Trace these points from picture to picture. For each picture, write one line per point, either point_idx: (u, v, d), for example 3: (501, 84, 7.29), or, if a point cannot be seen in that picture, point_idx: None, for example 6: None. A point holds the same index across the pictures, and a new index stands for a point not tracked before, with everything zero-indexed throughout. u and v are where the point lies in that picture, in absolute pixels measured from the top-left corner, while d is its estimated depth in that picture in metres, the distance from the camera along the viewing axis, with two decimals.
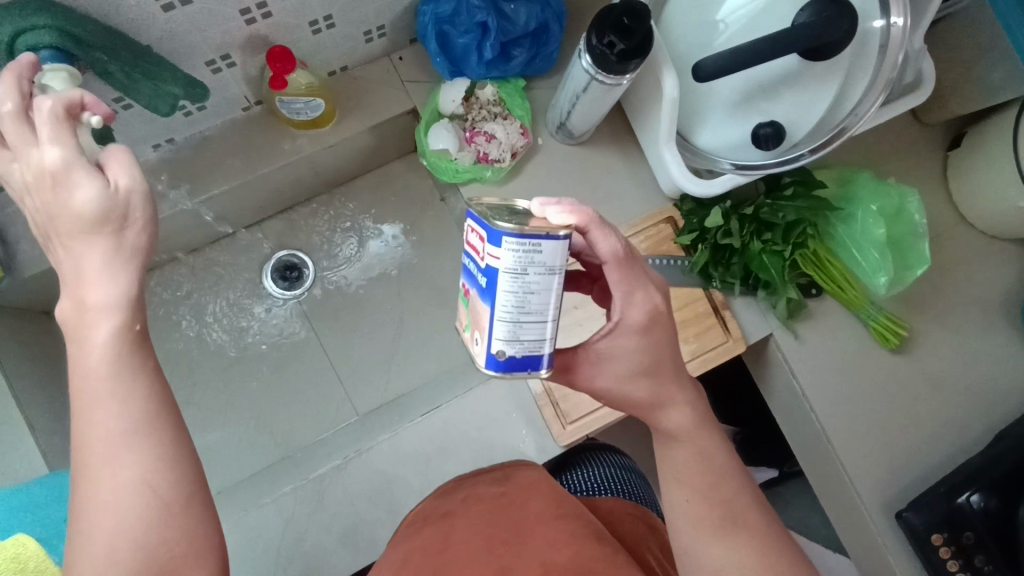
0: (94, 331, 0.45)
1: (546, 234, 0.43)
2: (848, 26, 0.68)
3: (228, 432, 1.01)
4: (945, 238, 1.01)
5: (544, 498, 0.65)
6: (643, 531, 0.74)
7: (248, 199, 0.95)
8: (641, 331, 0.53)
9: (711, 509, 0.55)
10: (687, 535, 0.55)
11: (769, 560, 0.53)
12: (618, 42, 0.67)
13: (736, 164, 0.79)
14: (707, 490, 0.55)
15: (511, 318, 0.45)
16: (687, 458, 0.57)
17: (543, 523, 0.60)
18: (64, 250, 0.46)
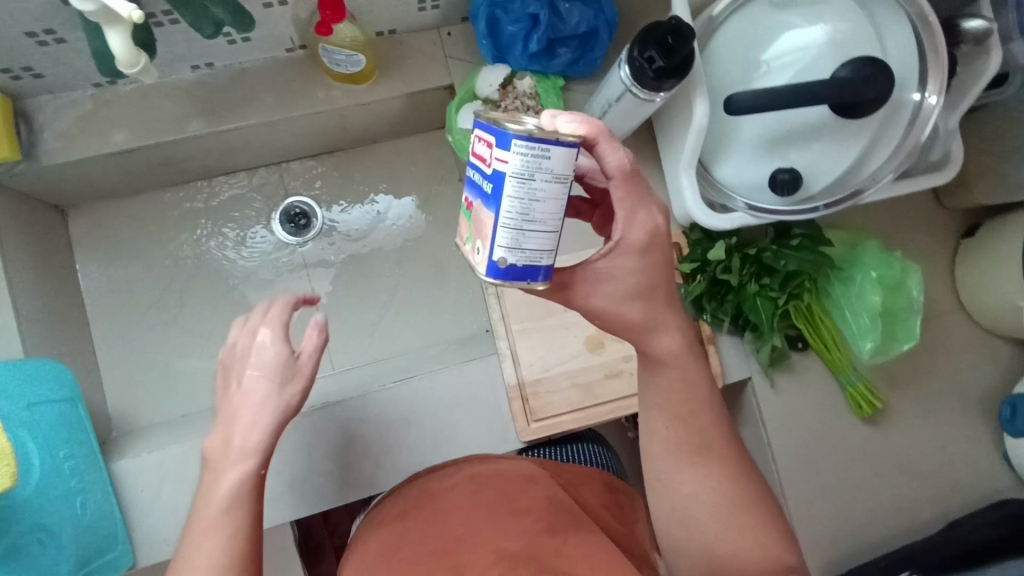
0: (228, 471, 0.57)
1: (556, 140, 0.44)
2: (884, 88, 0.70)
3: (204, 360, 1.02)
4: (939, 322, 1.02)
5: (494, 490, 0.66)
6: (600, 491, 0.75)
7: (273, 139, 0.96)
8: (643, 248, 0.54)
9: (688, 436, 0.60)
10: (663, 461, 0.61)
11: (736, 485, 0.59)
12: (659, 59, 0.68)
13: (750, 204, 0.80)
14: (685, 418, 0.61)
15: (515, 225, 0.46)
16: (672, 383, 0.61)
17: (496, 518, 0.62)
18: (231, 396, 0.58)
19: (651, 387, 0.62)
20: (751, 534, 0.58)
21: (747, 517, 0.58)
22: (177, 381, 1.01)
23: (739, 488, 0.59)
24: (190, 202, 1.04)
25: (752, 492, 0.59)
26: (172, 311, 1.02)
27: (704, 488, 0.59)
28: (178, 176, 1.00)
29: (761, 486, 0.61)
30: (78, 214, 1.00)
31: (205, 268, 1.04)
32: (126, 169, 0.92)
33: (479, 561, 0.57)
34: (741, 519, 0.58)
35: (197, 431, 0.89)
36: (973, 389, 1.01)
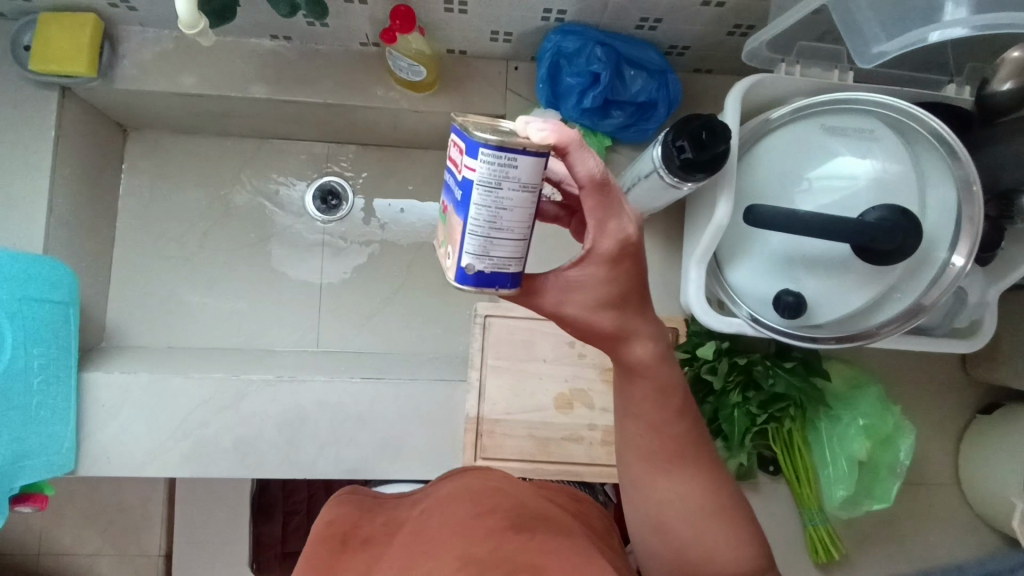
0: None
1: (523, 150, 0.43)
2: (909, 242, 0.67)
3: (205, 302, 1.07)
4: (927, 490, 0.96)
5: (462, 502, 0.63)
6: (564, 496, 0.72)
7: (327, 120, 1.01)
8: (618, 256, 0.51)
9: (663, 445, 0.62)
10: (639, 467, 0.64)
11: (711, 488, 0.63)
12: (688, 150, 0.68)
13: (752, 315, 0.78)
14: (660, 428, 0.61)
15: (482, 233, 0.46)
16: (647, 396, 0.60)
17: (463, 523, 0.59)
18: None
19: (625, 398, 0.61)
20: (724, 536, 0.62)
21: (720, 517, 0.62)
22: (175, 315, 1.06)
23: (711, 490, 0.63)
24: (239, 154, 1.09)
25: (724, 491, 0.63)
26: (191, 248, 1.08)
27: (679, 495, 0.62)
28: (234, 128, 1.05)
29: (730, 490, 0.64)
30: (139, 137, 1.07)
31: (234, 218, 1.09)
32: (189, 110, 0.99)
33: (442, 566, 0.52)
34: (716, 523, 0.62)
35: (172, 366, 0.93)
36: (941, 569, 0.95)
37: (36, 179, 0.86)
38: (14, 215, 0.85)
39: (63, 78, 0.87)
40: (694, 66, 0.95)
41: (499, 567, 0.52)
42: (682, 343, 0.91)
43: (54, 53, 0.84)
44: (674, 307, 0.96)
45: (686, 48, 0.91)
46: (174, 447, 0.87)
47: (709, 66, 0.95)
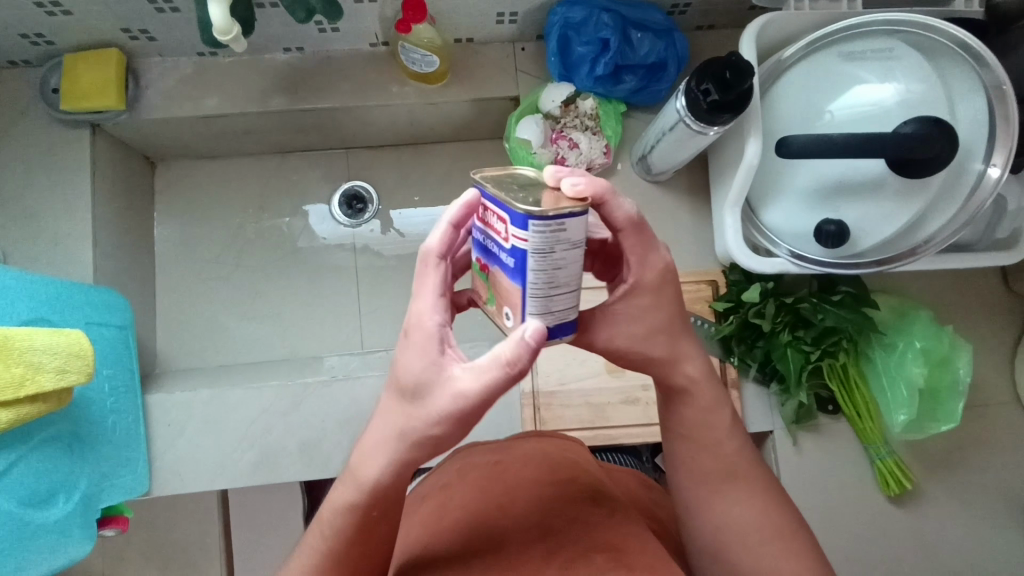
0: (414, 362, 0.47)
1: (569, 212, 0.42)
2: (948, 151, 0.68)
3: (248, 319, 1.09)
4: (991, 411, 0.96)
5: (537, 463, 0.65)
6: (636, 487, 0.70)
7: (345, 124, 1.03)
8: (660, 286, 0.53)
9: (715, 467, 0.60)
10: (694, 494, 0.60)
11: (771, 516, 0.58)
12: (714, 92, 0.69)
13: (792, 252, 0.79)
14: (712, 448, 0.60)
15: (542, 294, 0.44)
16: (695, 413, 0.59)
17: (536, 488, 0.62)
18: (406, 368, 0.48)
19: (673, 416, 0.61)
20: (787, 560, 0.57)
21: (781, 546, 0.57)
22: (220, 336, 1.08)
23: (772, 518, 0.58)
24: (262, 171, 1.12)
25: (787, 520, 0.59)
26: (228, 268, 1.10)
27: (742, 515, 0.58)
28: (256, 146, 1.08)
29: (793, 518, 0.59)
30: (165, 167, 1.10)
31: (266, 235, 1.11)
32: (212, 132, 1.01)
33: (522, 538, 0.56)
34: (785, 547, 0.57)
35: (228, 380, 0.95)
36: (1014, 488, 0.95)
37: (79, 214, 0.89)
38: (62, 250, 0.88)
39: (94, 114, 0.90)
40: (696, 23, 0.96)
41: (579, 542, 0.55)
42: (723, 293, 0.93)
43: (82, 91, 0.87)
44: (710, 261, 0.96)
45: (688, 5, 0.92)
46: (241, 458, 0.89)
47: (711, 21, 0.96)
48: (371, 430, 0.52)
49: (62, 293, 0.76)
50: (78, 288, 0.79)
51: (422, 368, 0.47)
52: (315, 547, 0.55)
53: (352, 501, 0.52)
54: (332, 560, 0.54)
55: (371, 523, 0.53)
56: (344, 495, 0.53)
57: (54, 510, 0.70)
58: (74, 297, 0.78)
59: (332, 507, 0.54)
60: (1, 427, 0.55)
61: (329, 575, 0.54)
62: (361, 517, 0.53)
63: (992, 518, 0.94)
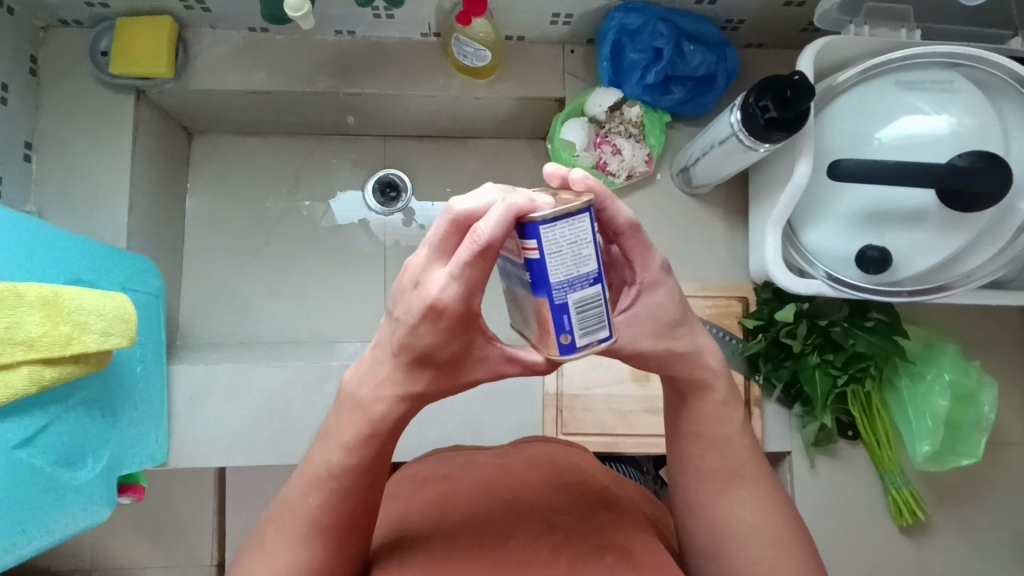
0: (418, 329, 0.42)
1: None
2: (1000, 187, 0.68)
3: (272, 297, 1.08)
4: (1007, 449, 0.96)
5: (543, 467, 0.65)
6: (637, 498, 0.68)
7: (387, 111, 1.03)
8: (669, 288, 0.46)
9: (720, 467, 0.56)
10: (699, 491, 0.57)
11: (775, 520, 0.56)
12: (772, 109, 0.70)
13: (830, 275, 0.79)
14: (721, 447, 0.56)
15: None
16: (709, 411, 0.55)
17: (544, 488, 0.61)
18: (412, 335, 0.43)
19: (681, 418, 0.57)
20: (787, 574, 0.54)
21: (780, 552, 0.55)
22: (241, 313, 1.07)
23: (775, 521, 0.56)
24: (298, 151, 1.12)
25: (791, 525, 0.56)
26: (256, 245, 1.10)
27: (741, 520, 0.55)
28: (295, 125, 1.08)
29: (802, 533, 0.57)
30: (202, 139, 1.10)
31: (296, 214, 1.11)
32: (254, 108, 1.01)
33: (528, 530, 0.55)
34: (789, 559, 0.55)
35: (251, 357, 0.94)
36: None
37: (118, 178, 0.88)
38: (100, 213, 0.87)
39: (141, 80, 0.89)
40: (746, 41, 0.97)
41: (585, 539, 0.54)
42: (753, 311, 0.92)
43: (133, 56, 0.87)
44: (741, 277, 0.97)
45: (741, 22, 0.92)
46: (257, 437, 0.88)
47: (761, 39, 0.96)
48: (383, 374, 0.47)
49: (101, 256, 0.76)
50: (115, 253, 0.79)
51: (457, 349, 0.44)
52: (316, 496, 0.51)
53: (342, 462, 0.51)
54: (341, 501, 0.52)
55: (377, 461, 0.52)
56: (353, 433, 0.50)
57: (80, 475, 0.69)
58: (111, 261, 0.78)
59: (339, 451, 0.50)
60: (45, 384, 0.55)
61: (322, 535, 0.52)
62: (372, 455, 0.51)
63: (1001, 556, 0.95)
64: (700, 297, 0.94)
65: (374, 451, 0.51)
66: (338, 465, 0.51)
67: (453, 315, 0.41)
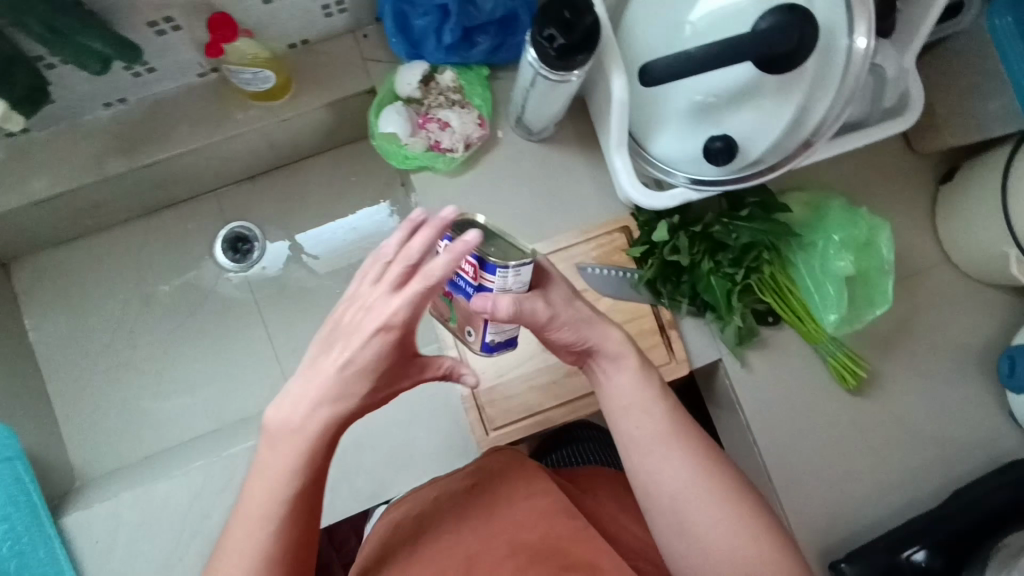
0: (365, 348, 0.50)
1: (463, 241, 0.47)
2: (809, 34, 0.63)
3: (162, 399, 1.01)
4: (924, 276, 0.96)
5: (518, 486, 0.71)
6: (614, 496, 0.76)
7: (202, 167, 0.95)
8: (562, 287, 0.59)
9: (653, 432, 0.61)
10: (637, 459, 0.61)
11: (710, 484, 0.59)
12: (559, 37, 0.64)
13: (690, 179, 0.75)
14: (643, 408, 0.61)
15: (507, 313, 0.52)
16: (626, 379, 0.62)
17: (515, 507, 0.68)
18: (356, 362, 0.51)
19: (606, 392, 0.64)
20: (739, 535, 0.58)
21: (725, 516, 0.58)
22: (136, 426, 1.00)
23: (713, 483, 0.59)
24: (131, 241, 1.02)
25: (733, 488, 0.59)
26: (125, 353, 1.01)
27: (676, 488, 0.59)
28: (114, 215, 0.98)
29: (743, 506, 0.59)
30: (22, 266, 1.00)
31: (155, 307, 1.02)
32: (56, 216, 0.91)
33: (498, 556, 0.64)
34: (736, 528, 0.58)
35: (154, 473, 0.88)
36: (964, 343, 0.96)
37: None
38: None
39: None
40: None
41: (551, 560, 0.63)
42: (637, 237, 0.88)
43: None
44: (618, 207, 0.92)
45: None
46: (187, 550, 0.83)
47: None
48: (316, 394, 0.51)
49: None
50: None
51: (390, 367, 0.53)
52: (262, 529, 0.52)
53: (275, 492, 0.52)
54: (280, 531, 0.52)
55: (314, 490, 0.53)
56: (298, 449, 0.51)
57: None
58: None
59: (278, 478, 0.52)
60: None
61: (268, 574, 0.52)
62: (306, 487, 0.52)
63: (953, 379, 0.95)
64: (582, 243, 0.89)
65: (317, 472, 0.53)
66: (274, 492, 0.52)
67: (395, 333, 0.50)
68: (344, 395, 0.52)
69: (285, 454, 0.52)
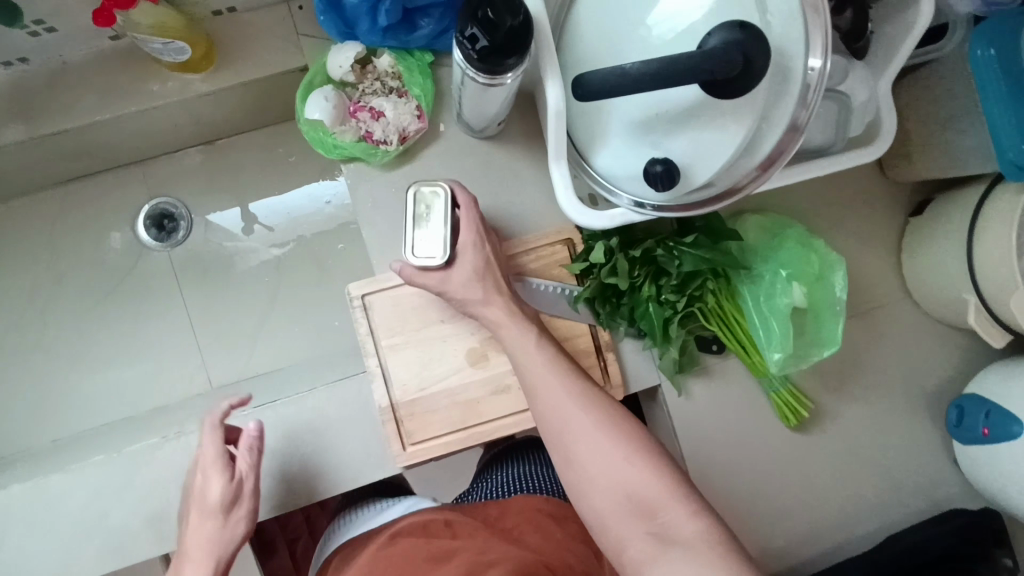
0: (220, 551, 0.72)
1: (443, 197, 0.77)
2: (758, 59, 0.56)
3: (74, 381, 0.96)
4: (883, 311, 0.91)
5: (417, 543, 0.73)
6: (539, 520, 0.78)
7: (120, 139, 0.87)
8: (473, 254, 0.76)
9: (550, 369, 0.72)
10: (538, 399, 0.72)
11: (596, 417, 0.69)
12: (482, 37, 0.57)
13: (633, 200, 0.69)
14: (533, 348, 0.74)
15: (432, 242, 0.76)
16: (517, 335, 0.74)
17: (417, 566, 0.69)
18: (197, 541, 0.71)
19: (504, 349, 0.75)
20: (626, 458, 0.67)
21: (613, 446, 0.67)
22: (44, 408, 0.95)
23: (598, 418, 0.69)
24: (46, 211, 0.96)
25: (614, 422, 0.69)
26: (37, 330, 0.96)
27: (573, 423, 0.69)
28: (25, 183, 0.91)
29: (624, 435, 0.68)
30: None
31: (71, 283, 0.97)
32: None
33: None
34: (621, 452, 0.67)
35: (52, 465, 0.84)
36: (917, 383, 0.91)
37: None
38: None
39: None
40: None
41: None
42: (580, 252, 0.82)
43: None
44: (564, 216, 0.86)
45: None
46: (79, 549, 0.79)
47: None
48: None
49: None
50: None
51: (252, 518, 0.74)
52: None
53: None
54: None
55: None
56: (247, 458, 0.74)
57: None
58: None
59: (202, 563, 0.71)
60: None
61: None
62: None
63: (903, 421, 0.90)
64: (521, 253, 0.83)
65: (227, 560, 0.73)
66: None
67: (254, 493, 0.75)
68: (216, 547, 0.71)
69: (201, 553, 0.71)
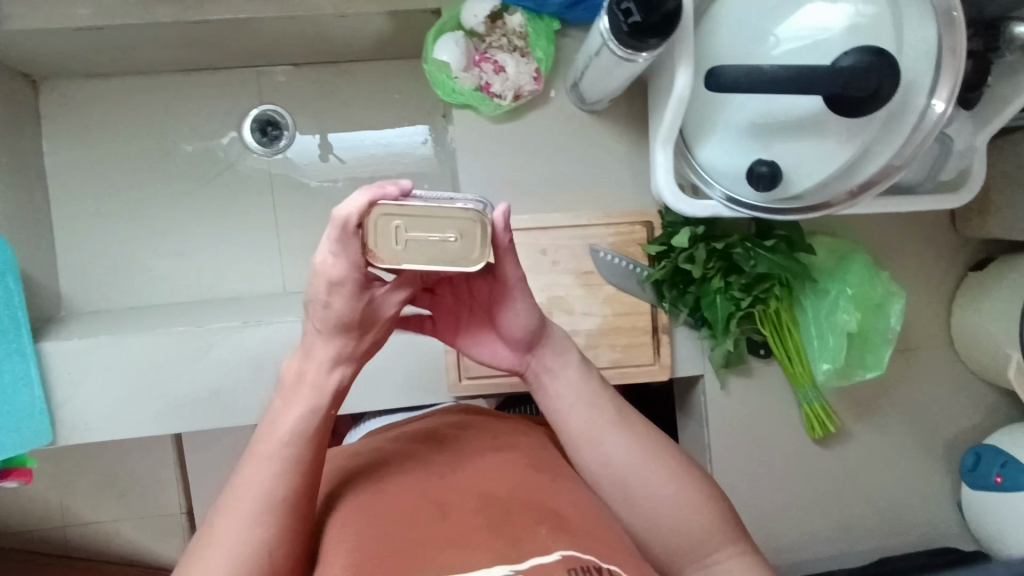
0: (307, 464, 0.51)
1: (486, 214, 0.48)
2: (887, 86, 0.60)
3: (157, 255, 1.02)
4: (924, 353, 0.95)
5: (472, 441, 0.64)
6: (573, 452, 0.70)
7: (251, 40, 0.92)
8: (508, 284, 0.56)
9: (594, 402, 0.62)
10: (578, 434, 0.61)
11: (651, 452, 0.61)
12: (636, 12, 0.61)
13: (726, 196, 0.73)
14: (570, 393, 0.62)
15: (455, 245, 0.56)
16: (557, 383, 0.62)
17: (479, 458, 0.60)
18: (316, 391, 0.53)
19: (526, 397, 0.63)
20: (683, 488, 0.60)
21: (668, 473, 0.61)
22: (125, 275, 1.02)
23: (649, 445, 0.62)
24: (162, 94, 1.02)
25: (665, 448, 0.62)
26: (132, 202, 1.02)
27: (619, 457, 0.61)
28: (152, 64, 0.97)
29: (681, 464, 0.62)
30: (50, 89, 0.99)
31: (172, 166, 1.03)
32: (94, 48, 0.90)
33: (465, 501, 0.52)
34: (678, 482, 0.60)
35: (134, 326, 0.90)
36: (939, 427, 0.96)
37: None
38: None
39: None
40: None
41: (527, 511, 0.50)
42: (658, 236, 0.87)
43: None
44: (647, 200, 0.90)
45: None
46: (147, 404, 0.86)
47: None
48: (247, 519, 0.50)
49: None
50: None
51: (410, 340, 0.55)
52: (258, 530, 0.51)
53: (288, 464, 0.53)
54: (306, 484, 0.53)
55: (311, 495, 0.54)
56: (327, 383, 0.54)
57: None
58: None
59: (292, 457, 0.53)
60: None
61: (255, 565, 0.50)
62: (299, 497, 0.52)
63: (918, 458, 0.95)
64: (602, 225, 0.88)
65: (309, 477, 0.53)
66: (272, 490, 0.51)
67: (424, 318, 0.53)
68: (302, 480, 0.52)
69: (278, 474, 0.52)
